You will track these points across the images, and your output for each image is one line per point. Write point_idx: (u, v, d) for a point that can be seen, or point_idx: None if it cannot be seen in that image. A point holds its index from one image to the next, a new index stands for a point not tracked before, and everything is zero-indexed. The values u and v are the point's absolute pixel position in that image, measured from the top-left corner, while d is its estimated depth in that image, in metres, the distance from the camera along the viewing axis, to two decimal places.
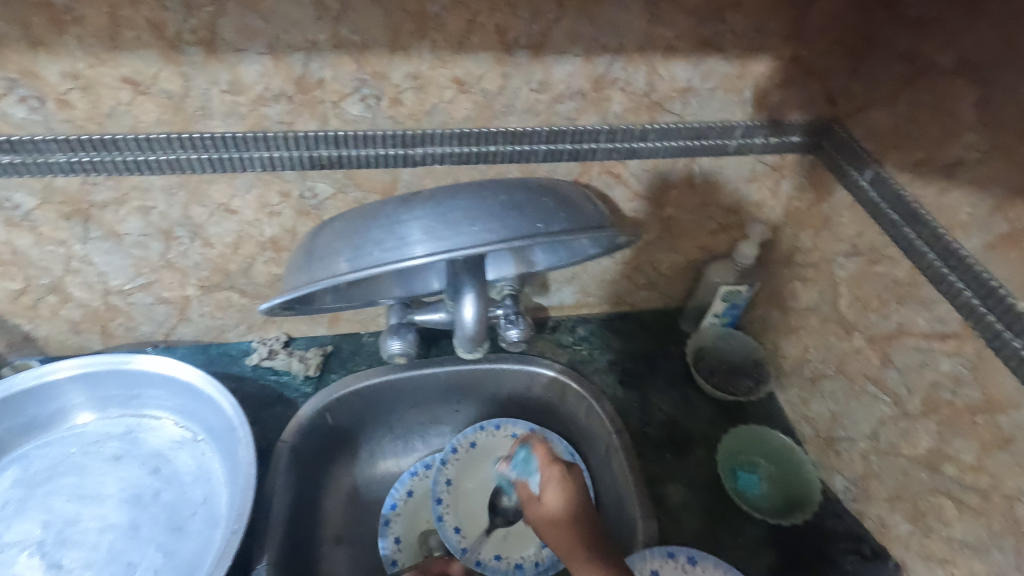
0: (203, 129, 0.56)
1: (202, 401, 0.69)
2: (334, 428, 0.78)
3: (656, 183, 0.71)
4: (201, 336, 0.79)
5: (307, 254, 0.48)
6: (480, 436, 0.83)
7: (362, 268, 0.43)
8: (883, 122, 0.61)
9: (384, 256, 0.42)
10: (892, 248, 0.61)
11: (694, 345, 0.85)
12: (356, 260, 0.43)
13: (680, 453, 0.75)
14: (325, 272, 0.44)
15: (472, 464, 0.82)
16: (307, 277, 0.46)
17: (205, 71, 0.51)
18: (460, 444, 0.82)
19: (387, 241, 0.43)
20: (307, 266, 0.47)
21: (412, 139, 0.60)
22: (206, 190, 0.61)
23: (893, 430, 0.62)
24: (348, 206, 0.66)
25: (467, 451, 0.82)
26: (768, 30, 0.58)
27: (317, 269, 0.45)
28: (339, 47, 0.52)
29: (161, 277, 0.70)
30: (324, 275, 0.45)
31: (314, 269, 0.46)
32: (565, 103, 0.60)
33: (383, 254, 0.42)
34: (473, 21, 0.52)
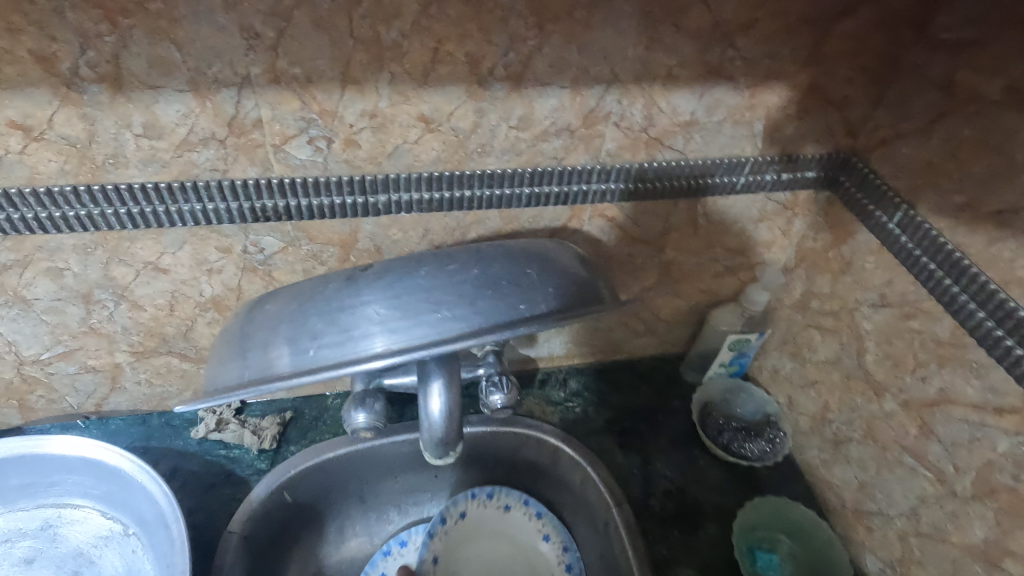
0: (117, 179, 0.47)
1: (131, 490, 0.59)
2: (295, 507, 0.68)
3: (656, 226, 0.63)
4: (139, 405, 0.69)
5: (238, 341, 0.41)
6: (471, 508, 0.73)
7: (306, 365, 0.36)
8: (914, 157, 0.53)
9: (329, 352, 0.35)
10: (929, 301, 0.53)
11: (700, 398, 0.77)
12: (294, 357, 0.36)
13: (689, 529, 0.66)
14: (258, 370, 0.37)
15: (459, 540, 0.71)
16: (238, 373, 0.39)
17: (113, 112, 0.42)
18: (450, 513, 0.71)
19: (332, 332, 0.36)
20: (238, 358, 0.40)
21: (373, 184, 0.51)
22: (129, 248, 0.52)
23: (937, 511, 0.54)
24: (301, 261, 0.56)
25: (457, 524, 0.71)
26: (782, 55, 0.51)
27: (249, 364, 0.38)
28: (278, 82, 0.43)
29: (84, 344, 0.60)
30: (257, 373, 0.37)
31: (246, 365, 0.38)
32: (551, 141, 0.52)
33: (327, 350, 0.36)
34: (439, 50, 0.44)
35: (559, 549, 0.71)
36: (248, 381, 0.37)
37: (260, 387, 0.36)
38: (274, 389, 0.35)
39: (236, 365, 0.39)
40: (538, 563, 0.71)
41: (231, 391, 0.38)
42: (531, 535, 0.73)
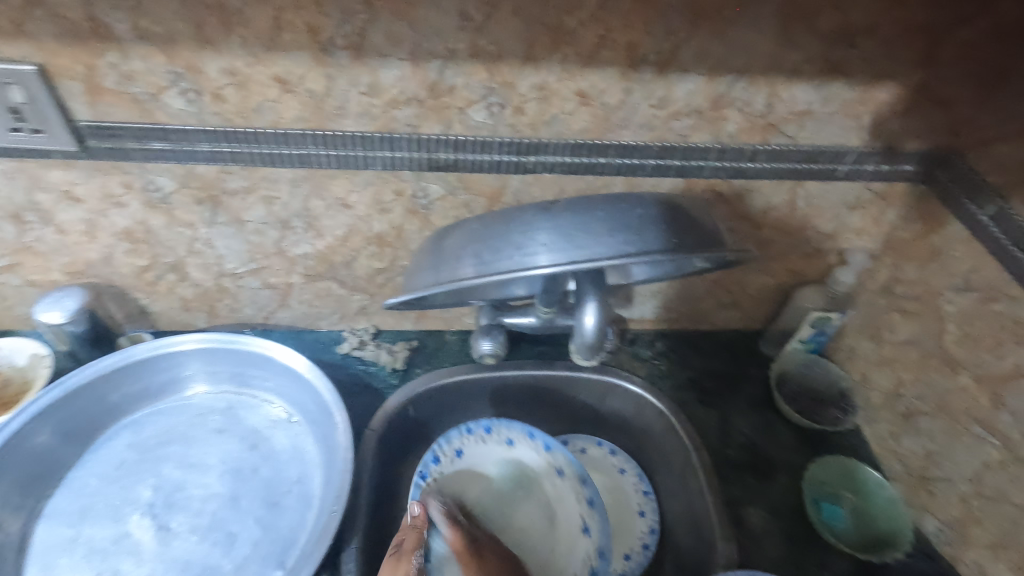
0: (336, 127, 0.59)
1: (302, 385, 0.72)
2: (416, 421, 0.80)
3: (758, 204, 0.71)
4: (297, 322, 0.83)
5: (439, 253, 0.51)
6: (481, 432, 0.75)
7: (499, 270, 0.45)
8: (1012, 157, 0.59)
9: (523, 262, 0.45)
10: (1013, 286, 0.59)
11: (777, 369, 0.84)
12: (494, 263, 0.46)
13: (761, 477, 0.74)
14: (461, 272, 0.47)
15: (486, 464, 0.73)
16: (443, 275, 0.49)
17: (349, 73, 0.54)
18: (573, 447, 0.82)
19: (525, 248, 0.45)
20: (441, 265, 0.50)
21: (528, 147, 0.62)
22: (328, 185, 0.64)
23: (1001, 475, 0.60)
24: (455, 208, 0.68)
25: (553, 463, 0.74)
26: (898, 57, 0.58)
27: (452, 268, 0.48)
28: (475, 57, 0.54)
29: (271, 264, 0.74)
30: (460, 275, 0.48)
31: (450, 269, 0.49)
32: (681, 120, 0.61)
33: (521, 260, 0.45)
34: (606, 37, 0.53)
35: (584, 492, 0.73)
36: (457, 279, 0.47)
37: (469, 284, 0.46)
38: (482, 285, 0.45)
39: (442, 268, 0.49)
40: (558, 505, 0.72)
41: (438, 289, 0.49)
42: (607, 469, 0.81)
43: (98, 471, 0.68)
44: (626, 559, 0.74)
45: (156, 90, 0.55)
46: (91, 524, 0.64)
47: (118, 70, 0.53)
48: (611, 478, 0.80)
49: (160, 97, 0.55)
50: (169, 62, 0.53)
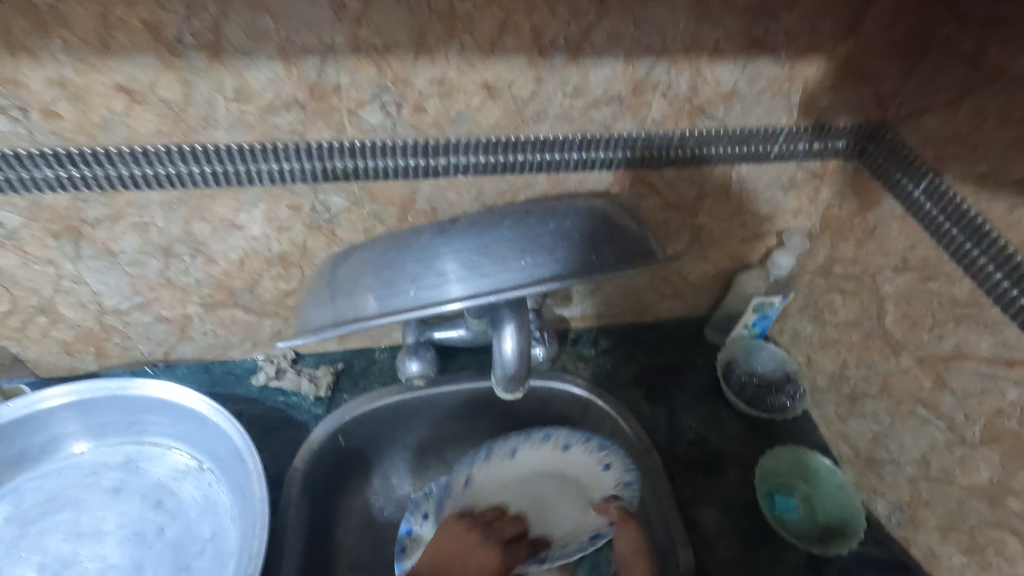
0: (206, 141, 0.51)
1: (207, 427, 0.65)
2: (347, 451, 0.73)
3: (691, 191, 0.67)
4: (203, 354, 0.75)
5: (340, 285, 0.44)
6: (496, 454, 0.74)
7: (395, 308, 0.38)
8: (940, 130, 0.57)
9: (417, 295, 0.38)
10: (950, 265, 0.57)
11: (724, 358, 0.81)
12: (392, 297, 0.39)
13: (713, 475, 0.72)
14: (359, 308, 0.40)
15: (511, 477, 0.74)
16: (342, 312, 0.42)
17: (209, 77, 0.46)
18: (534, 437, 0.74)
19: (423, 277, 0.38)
20: (336, 300, 0.43)
21: (434, 149, 0.55)
22: (210, 205, 0.56)
23: (946, 457, 0.59)
24: (362, 220, 0.61)
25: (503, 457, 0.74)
26: (822, 29, 0.54)
27: (350, 304, 0.41)
28: (358, 51, 0.47)
29: (160, 296, 0.65)
30: (356, 312, 0.40)
31: (346, 306, 0.41)
32: (601, 109, 0.55)
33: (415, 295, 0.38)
34: (506, 21, 0.47)
35: (619, 474, 0.70)
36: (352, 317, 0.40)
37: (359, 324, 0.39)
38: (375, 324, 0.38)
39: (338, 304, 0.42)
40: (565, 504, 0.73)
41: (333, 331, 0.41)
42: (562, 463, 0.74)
43: None
44: (592, 538, 0.67)
45: None
46: None
47: None
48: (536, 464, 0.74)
49: None
50: None
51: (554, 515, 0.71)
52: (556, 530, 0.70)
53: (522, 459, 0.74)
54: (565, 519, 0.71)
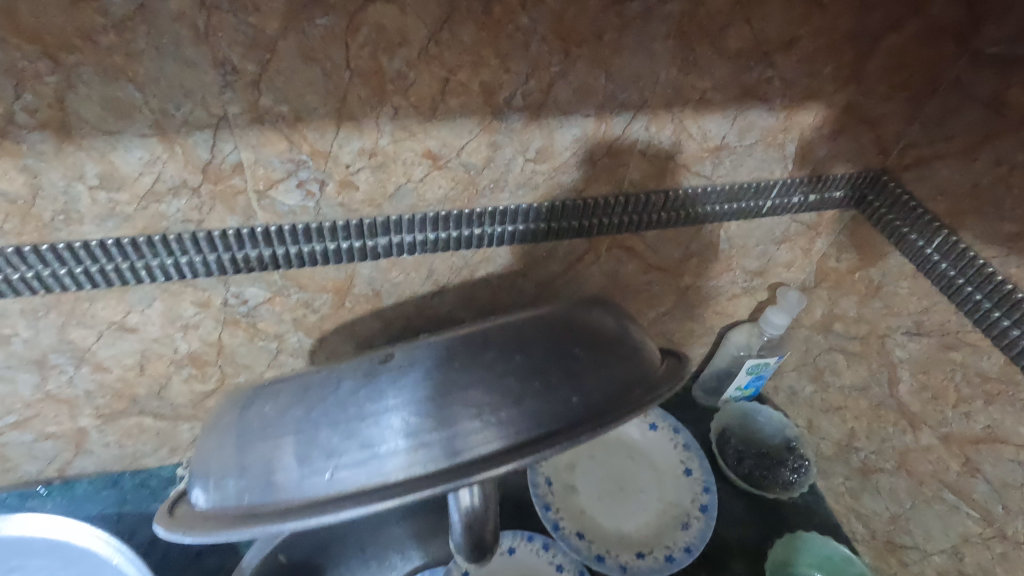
0: (71, 237, 0.39)
1: (104, 570, 0.52)
2: (291, 566, 0.61)
3: (676, 252, 0.58)
4: (108, 466, 0.62)
5: (220, 448, 0.31)
6: None
7: (309, 503, 0.26)
8: (955, 180, 0.50)
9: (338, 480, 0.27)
10: (975, 334, 0.50)
11: (716, 426, 0.73)
12: (299, 482, 0.27)
13: (716, 569, 0.63)
14: (250, 495, 0.28)
15: (600, 438, 0.70)
16: (224, 495, 0.29)
17: (62, 162, 0.35)
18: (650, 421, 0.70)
19: (346, 450, 0.27)
20: (214, 476, 0.30)
21: (371, 228, 0.45)
22: (89, 309, 0.45)
23: (983, 552, 0.51)
24: (289, 310, 0.50)
25: None
26: (822, 74, 0.46)
27: (235, 486, 0.29)
28: (261, 122, 0.37)
29: (40, 412, 0.52)
30: (246, 500, 0.28)
31: (230, 488, 0.29)
32: (571, 173, 0.46)
33: (338, 479, 0.27)
34: (449, 80, 0.37)
35: (698, 487, 0.66)
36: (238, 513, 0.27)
37: (249, 528, 0.26)
38: (275, 528, 0.26)
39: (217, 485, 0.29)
40: (642, 447, 0.70)
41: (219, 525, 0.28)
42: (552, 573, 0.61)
43: None
44: (639, 558, 0.60)
45: None
46: None
47: None
48: (528, 571, 0.61)
49: None
50: None
51: (622, 502, 0.65)
52: (617, 526, 0.63)
53: (614, 421, 0.71)
54: (644, 504, 0.65)
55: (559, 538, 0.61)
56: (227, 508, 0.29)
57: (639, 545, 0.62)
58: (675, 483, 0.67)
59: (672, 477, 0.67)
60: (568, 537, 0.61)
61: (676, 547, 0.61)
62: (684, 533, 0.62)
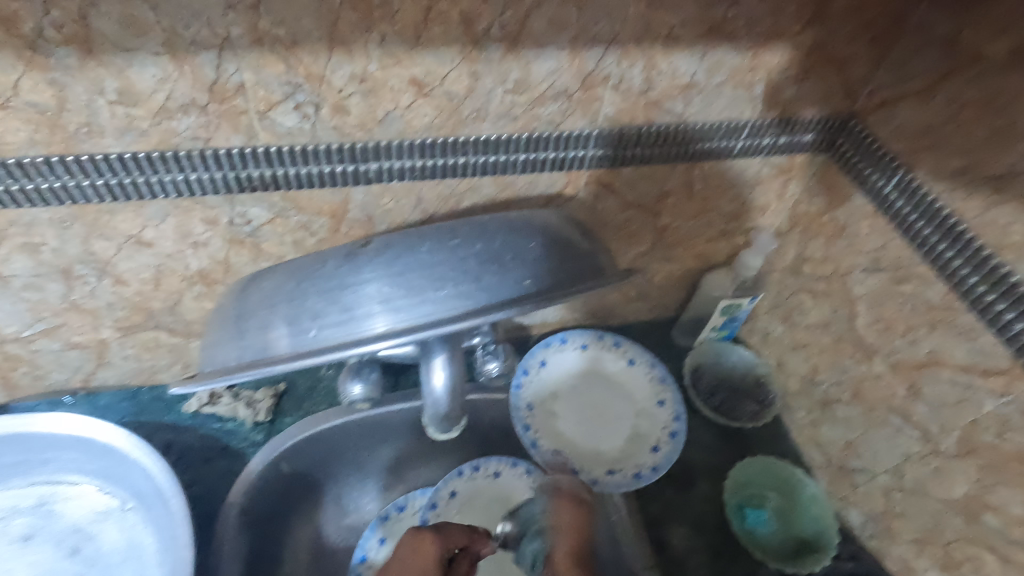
0: (93, 150, 0.44)
1: (125, 464, 0.59)
2: (293, 476, 0.67)
3: (651, 191, 0.62)
4: (127, 379, 0.68)
5: (232, 323, 0.37)
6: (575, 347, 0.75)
7: (299, 354, 0.32)
8: (912, 121, 0.53)
9: (323, 336, 0.32)
10: (923, 267, 0.53)
11: (691, 363, 0.77)
12: (291, 341, 0.33)
13: (681, 488, 0.68)
14: (253, 352, 0.34)
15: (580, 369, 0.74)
16: (234, 356, 0.36)
17: (85, 77, 0.40)
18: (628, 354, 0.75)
19: (329, 314, 0.33)
20: (224, 342, 0.36)
21: (363, 153, 0.49)
22: (109, 221, 0.49)
23: (921, 468, 0.56)
24: (290, 232, 0.55)
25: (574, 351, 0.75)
26: (785, 14, 0.49)
27: (242, 347, 0.35)
28: (261, 44, 0.41)
29: (66, 322, 0.58)
30: (250, 356, 0.35)
31: (239, 348, 0.35)
32: (548, 105, 0.50)
33: (324, 334, 0.32)
34: (431, 9, 0.41)
35: (669, 415, 0.70)
36: (243, 364, 0.34)
37: (250, 373, 0.33)
38: (271, 371, 0.32)
39: (227, 347, 0.35)
40: (620, 378, 0.74)
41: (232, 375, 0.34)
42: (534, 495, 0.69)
43: None
44: (610, 475, 0.66)
45: None
46: None
47: None
48: (509, 492, 0.70)
49: None
50: None
51: (597, 427, 0.70)
52: (591, 447, 0.69)
53: (594, 354, 0.75)
54: (617, 430, 0.70)
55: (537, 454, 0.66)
56: (234, 365, 0.35)
57: (610, 464, 0.67)
58: (648, 413, 0.71)
59: (646, 406, 0.72)
60: (545, 456, 0.67)
61: (645, 467, 0.67)
62: (653, 455, 0.67)
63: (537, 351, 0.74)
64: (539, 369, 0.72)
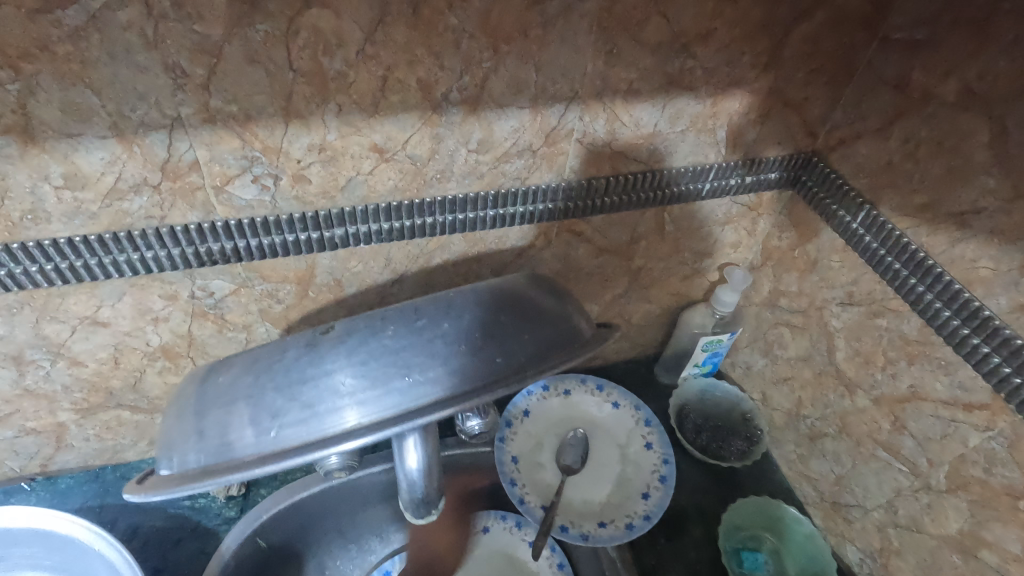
0: (40, 235, 0.42)
1: (87, 557, 0.55)
2: (270, 551, 0.64)
3: (623, 235, 0.62)
4: (89, 460, 0.64)
5: (181, 420, 0.35)
6: (559, 396, 0.74)
7: (260, 455, 0.30)
8: (872, 158, 0.54)
9: (285, 437, 0.31)
10: (896, 300, 0.53)
11: (676, 402, 0.76)
12: (251, 441, 0.31)
13: (674, 535, 0.67)
14: (209, 455, 0.32)
15: (564, 418, 0.73)
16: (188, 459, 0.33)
17: (27, 164, 0.38)
18: (611, 398, 0.74)
19: (290, 412, 0.31)
20: (174, 445, 0.34)
21: (327, 219, 0.48)
22: (61, 304, 0.47)
23: (913, 503, 0.55)
24: (255, 301, 0.53)
25: (558, 399, 0.74)
26: (741, 62, 0.50)
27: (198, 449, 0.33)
28: (214, 121, 0.39)
29: (19, 407, 0.55)
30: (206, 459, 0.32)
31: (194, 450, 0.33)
32: (513, 162, 0.50)
33: (285, 435, 0.31)
34: (388, 78, 0.41)
35: (657, 459, 0.69)
36: (198, 470, 0.31)
37: (206, 481, 0.30)
38: (229, 479, 0.30)
39: (179, 450, 0.33)
40: (605, 423, 0.73)
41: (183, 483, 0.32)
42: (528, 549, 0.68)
43: None
44: (602, 527, 0.63)
45: None
46: None
47: None
48: (503, 548, 0.68)
49: None
50: None
51: (586, 477, 0.69)
52: (581, 498, 0.67)
53: (577, 401, 0.74)
54: (606, 479, 0.69)
55: (525, 511, 0.64)
56: (188, 470, 0.33)
57: (601, 515, 0.65)
58: (636, 458, 0.70)
59: (633, 451, 0.71)
60: (533, 511, 0.64)
61: (637, 516, 0.65)
62: (644, 503, 0.66)
63: (519, 402, 0.73)
64: (522, 419, 0.71)
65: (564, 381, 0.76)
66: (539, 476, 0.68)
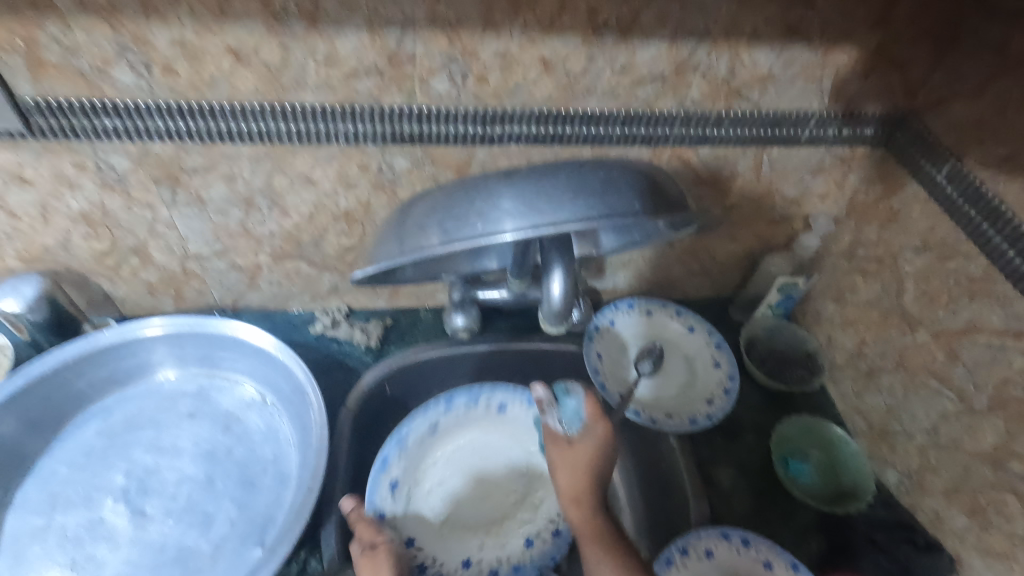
0: (295, 101, 0.58)
1: (272, 364, 0.72)
2: (394, 395, 0.79)
3: (724, 170, 0.72)
4: (267, 303, 0.82)
5: (398, 227, 0.51)
6: (642, 314, 0.85)
7: (466, 238, 0.45)
8: (964, 116, 0.61)
9: (466, 232, 0.45)
10: (966, 244, 0.60)
11: (746, 335, 0.85)
12: (463, 229, 0.45)
13: (731, 438, 0.77)
14: (431, 240, 0.47)
15: (643, 333, 0.84)
16: (415, 244, 0.48)
17: (304, 42, 0.53)
18: (688, 323, 0.84)
19: (471, 215, 0.45)
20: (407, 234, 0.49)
21: (492, 117, 0.61)
22: (290, 159, 0.63)
23: (955, 424, 0.62)
24: (421, 182, 0.67)
25: (641, 317, 0.85)
26: (855, 18, 0.58)
27: (422, 237, 0.48)
28: (434, 24, 0.53)
29: (236, 245, 0.72)
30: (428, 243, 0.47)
31: (419, 238, 0.48)
32: (646, 87, 0.61)
33: (465, 231, 0.45)
34: (566, 2, 0.53)
35: (723, 376, 0.79)
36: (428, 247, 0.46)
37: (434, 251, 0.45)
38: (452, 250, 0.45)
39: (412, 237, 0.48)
40: (679, 343, 0.84)
41: (399, 261, 0.48)
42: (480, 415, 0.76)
43: (67, 460, 0.68)
44: (668, 417, 0.74)
45: (102, 63, 0.53)
46: (63, 513, 0.64)
47: (60, 43, 0.51)
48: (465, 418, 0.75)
49: (108, 71, 0.53)
50: (114, 34, 0.51)
51: (657, 380, 0.79)
52: (651, 396, 0.78)
53: (658, 321, 0.85)
54: (675, 386, 0.79)
55: (603, 393, 0.75)
56: (416, 250, 0.48)
57: (668, 410, 0.75)
58: (703, 373, 0.80)
59: (702, 368, 0.81)
60: (610, 395, 0.75)
61: (700, 415, 0.74)
62: (707, 406, 0.75)
63: (607, 312, 0.84)
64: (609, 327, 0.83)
65: (646, 302, 0.87)
66: (617, 372, 0.79)
